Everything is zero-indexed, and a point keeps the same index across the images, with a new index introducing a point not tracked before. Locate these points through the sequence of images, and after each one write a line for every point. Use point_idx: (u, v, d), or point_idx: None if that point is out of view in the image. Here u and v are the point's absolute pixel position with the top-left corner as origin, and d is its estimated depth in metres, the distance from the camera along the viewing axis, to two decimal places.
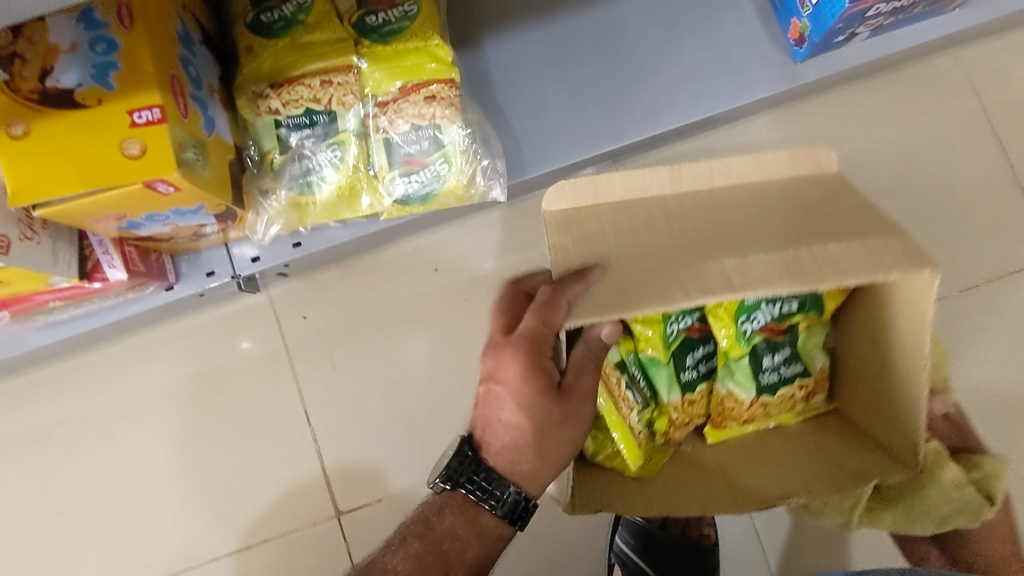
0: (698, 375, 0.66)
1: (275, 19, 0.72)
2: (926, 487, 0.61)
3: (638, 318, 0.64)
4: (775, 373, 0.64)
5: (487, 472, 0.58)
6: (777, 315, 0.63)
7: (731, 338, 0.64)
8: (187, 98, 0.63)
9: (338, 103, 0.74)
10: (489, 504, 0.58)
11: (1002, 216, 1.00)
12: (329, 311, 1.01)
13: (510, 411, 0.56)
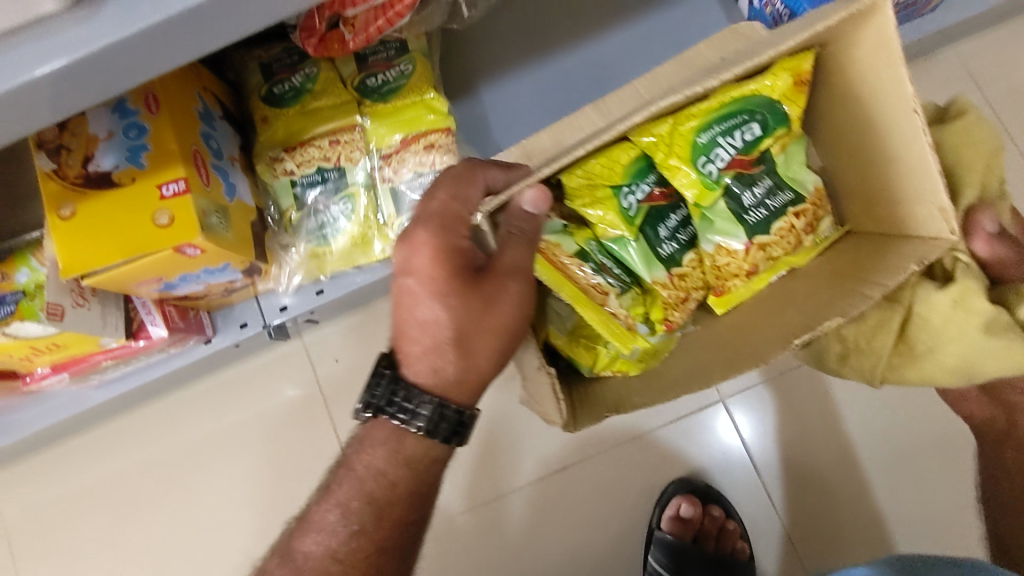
0: (678, 246, 0.66)
1: (286, 90, 0.80)
2: (947, 341, 0.61)
3: (584, 200, 0.63)
4: (760, 209, 0.65)
5: (405, 391, 0.57)
6: (741, 147, 0.62)
7: (699, 185, 0.63)
8: (209, 169, 0.70)
9: (346, 159, 0.80)
10: (410, 425, 0.58)
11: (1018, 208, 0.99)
12: (360, 353, 1.06)
13: (426, 307, 0.56)
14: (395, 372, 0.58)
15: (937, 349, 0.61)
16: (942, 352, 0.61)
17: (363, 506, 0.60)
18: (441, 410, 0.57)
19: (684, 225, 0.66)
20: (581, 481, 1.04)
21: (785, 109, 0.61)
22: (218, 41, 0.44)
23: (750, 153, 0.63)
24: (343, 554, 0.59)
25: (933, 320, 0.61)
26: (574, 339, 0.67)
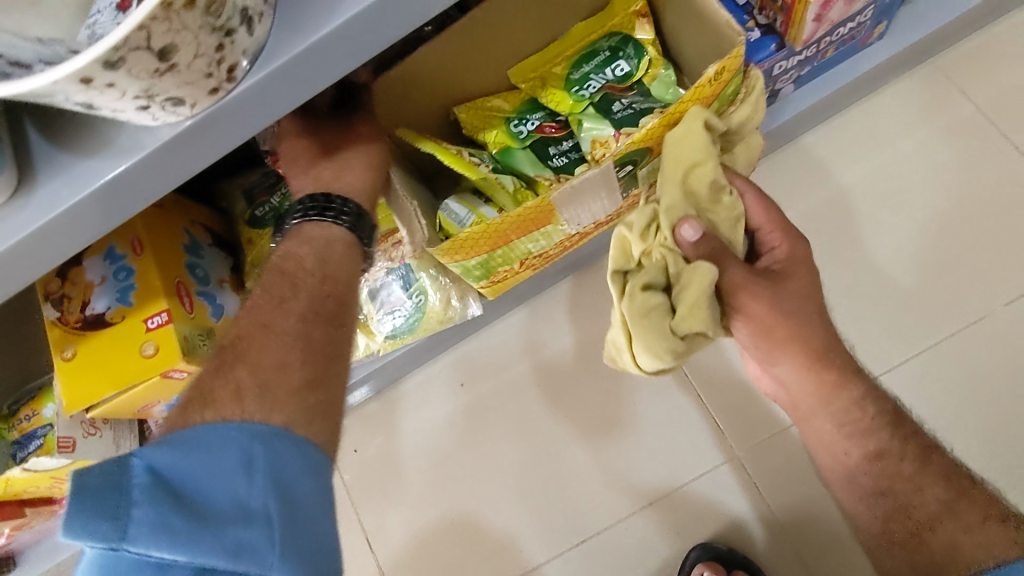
0: (568, 162, 0.83)
1: (266, 211, 0.86)
2: (643, 315, 0.66)
3: (485, 129, 0.84)
4: (626, 112, 0.82)
5: (316, 199, 0.63)
6: (614, 77, 0.82)
7: (574, 100, 0.83)
8: (192, 297, 0.77)
9: None
10: (326, 216, 0.63)
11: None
12: (375, 441, 1.09)
13: (305, 159, 0.69)
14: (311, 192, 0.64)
15: (643, 323, 0.66)
16: (648, 325, 0.66)
17: (287, 309, 0.54)
18: (354, 206, 0.64)
19: (573, 147, 0.83)
20: (599, 553, 1.01)
21: (640, 37, 0.82)
22: (137, 204, 0.50)
23: (621, 84, 0.83)
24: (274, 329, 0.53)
25: (643, 309, 0.66)
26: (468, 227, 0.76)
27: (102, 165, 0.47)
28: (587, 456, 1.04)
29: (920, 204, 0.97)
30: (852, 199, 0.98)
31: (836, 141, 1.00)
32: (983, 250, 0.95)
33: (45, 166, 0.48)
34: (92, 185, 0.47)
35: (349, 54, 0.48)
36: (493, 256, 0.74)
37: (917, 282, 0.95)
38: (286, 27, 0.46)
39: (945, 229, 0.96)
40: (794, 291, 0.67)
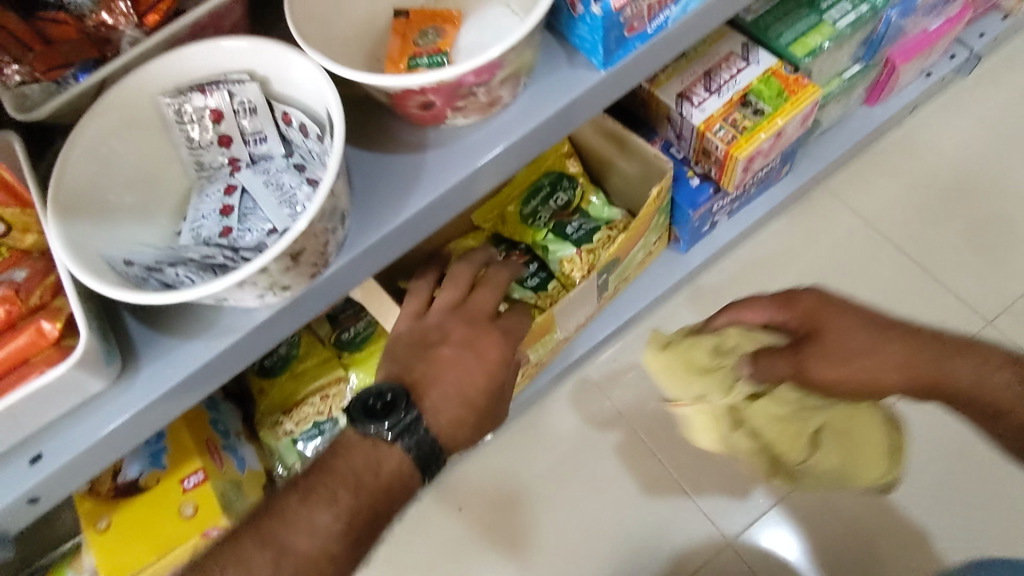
0: (541, 279, 0.95)
1: (275, 360, 0.93)
2: (758, 436, 0.68)
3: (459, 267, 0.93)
4: (580, 232, 0.94)
5: (415, 421, 0.65)
6: (558, 207, 0.96)
7: (530, 230, 0.95)
8: (220, 452, 0.80)
9: (338, 409, 0.91)
10: (409, 447, 0.64)
11: (925, 307, 1.13)
12: None
13: (461, 382, 0.68)
14: (418, 413, 0.65)
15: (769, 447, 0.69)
16: (768, 443, 0.68)
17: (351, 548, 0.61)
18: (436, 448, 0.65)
19: (541, 267, 0.95)
20: None
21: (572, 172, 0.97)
22: (216, 381, 0.55)
23: (565, 211, 0.96)
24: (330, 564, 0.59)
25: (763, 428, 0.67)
26: None
27: (200, 346, 0.54)
28: None
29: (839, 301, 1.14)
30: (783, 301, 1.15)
31: (761, 254, 1.18)
32: None
33: (148, 351, 0.54)
34: (193, 365, 0.53)
35: (412, 236, 0.58)
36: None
37: None
38: (364, 219, 0.56)
39: None
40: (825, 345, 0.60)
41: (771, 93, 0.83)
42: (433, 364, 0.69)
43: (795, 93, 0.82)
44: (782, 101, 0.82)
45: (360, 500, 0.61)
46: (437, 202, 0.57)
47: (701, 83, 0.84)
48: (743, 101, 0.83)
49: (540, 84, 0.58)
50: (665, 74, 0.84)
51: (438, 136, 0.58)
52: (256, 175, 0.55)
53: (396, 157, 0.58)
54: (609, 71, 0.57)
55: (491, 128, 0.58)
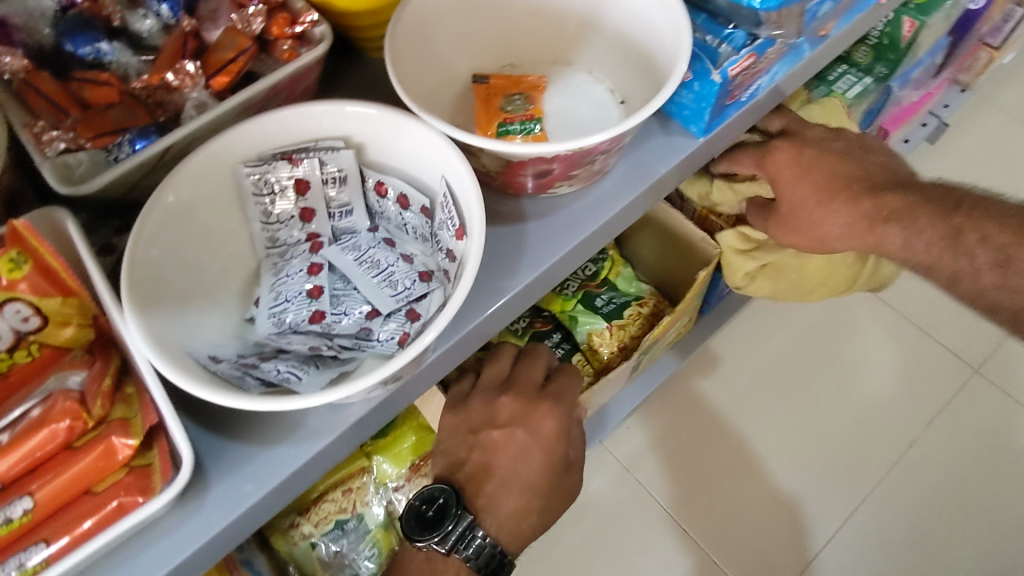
0: (566, 351, 0.91)
1: None
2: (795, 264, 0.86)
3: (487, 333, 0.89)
4: (609, 305, 0.91)
5: (466, 524, 0.63)
6: (587, 276, 0.94)
7: (560, 299, 0.92)
8: (238, 570, 0.69)
9: (361, 503, 0.81)
10: (465, 555, 0.63)
11: (920, 357, 1.16)
12: None
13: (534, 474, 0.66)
14: (473, 519, 0.63)
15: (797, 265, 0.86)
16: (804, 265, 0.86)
17: None
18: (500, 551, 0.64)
19: (564, 338, 0.91)
20: None
21: None
22: (298, 491, 0.46)
23: (593, 281, 0.94)
24: None
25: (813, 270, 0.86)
26: None
27: (284, 453, 0.45)
28: None
29: (841, 355, 1.17)
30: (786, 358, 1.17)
31: (761, 315, 1.21)
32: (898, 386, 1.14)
33: (218, 463, 0.44)
34: (278, 477, 0.44)
35: (510, 314, 0.53)
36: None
37: (859, 419, 1.11)
38: (464, 297, 0.50)
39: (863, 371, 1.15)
40: (790, 211, 0.69)
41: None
42: (486, 449, 0.66)
43: None
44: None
45: None
46: (541, 277, 0.52)
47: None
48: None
49: (637, 150, 0.56)
50: None
51: (535, 206, 0.54)
52: (345, 251, 0.49)
53: (492, 229, 0.53)
54: (706, 137, 0.56)
55: (592, 197, 0.54)
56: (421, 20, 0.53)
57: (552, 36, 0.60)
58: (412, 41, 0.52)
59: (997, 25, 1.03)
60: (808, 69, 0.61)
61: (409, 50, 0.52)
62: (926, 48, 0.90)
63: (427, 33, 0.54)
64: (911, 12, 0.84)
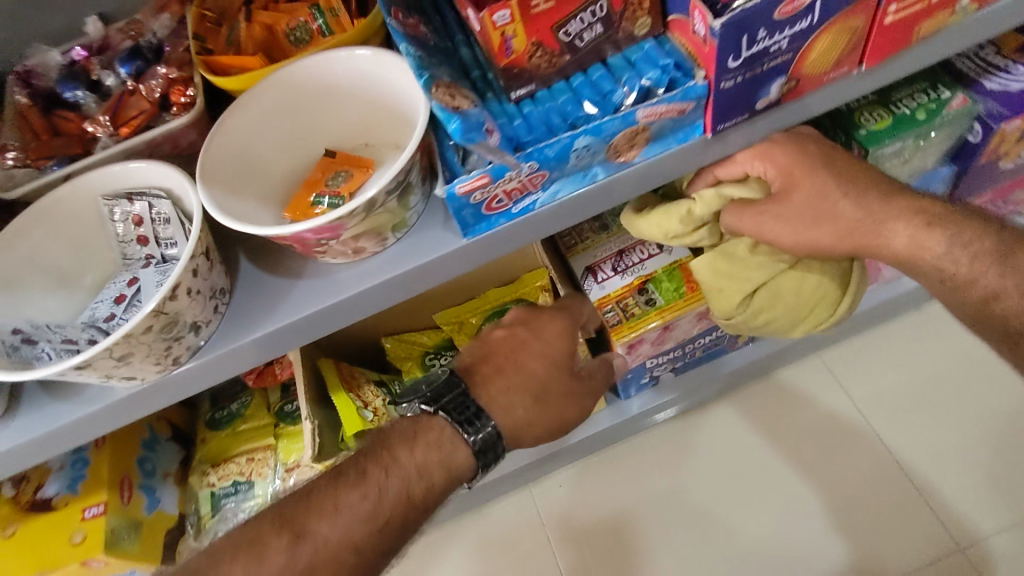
0: None
1: (224, 414, 1.04)
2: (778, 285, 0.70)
3: (405, 361, 1.01)
4: None
5: (468, 398, 0.62)
6: None
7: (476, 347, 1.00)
8: (132, 490, 0.90)
9: (257, 473, 0.98)
10: (464, 430, 0.60)
11: (893, 511, 1.03)
12: None
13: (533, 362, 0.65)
14: (469, 390, 0.63)
15: (774, 291, 0.70)
16: (780, 289, 0.70)
17: (352, 528, 0.56)
18: (493, 438, 0.61)
19: None
20: None
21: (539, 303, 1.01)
22: (77, 439, 0.63)
23: None
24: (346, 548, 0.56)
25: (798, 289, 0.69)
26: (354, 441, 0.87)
27: (63, 409, 0.62)
28: None
29: (802, 480, 1.07)
30: (741, 463, 1.10)
31: (733, 416, 1.14)
32: (857, 538, 1.02)
33: (26, 406, 0.63)
34: (53, 424, 0.61)
35: (274, 347, 0.65)
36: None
37: (788, 561, 1.02)
38: (228, 329, 0.63)
39: (819, 508, 1.05)
40: (806, 201, 0.62)
41: (671, 286, 0.85)
42: (485, 343, 0.67)
43: (693, 291, 0.84)
44: (680, 296, 0.85)
45: (392, 482, 0.58)
46: (293, 326, 0.63)
47: (611, 258, 0.86)
48: (642, 287, 0.85)
49: (415, 237, 0.64)
50: (582, 246, 0.88)
51: (314, 267, 0.65)
52: (156, 273, 0.64)
53: (274, 279, 0.65)
54: (470, 238, 0.62)
55: (364, 267, 0.64)
56: (238, 143, 0.63)
57: (394, 130, 0.68)
58: (235, 156, 0.63)
59: None
60: (610, 190, 0.63)
61: (226, 172, 0.62)
62: (902, 179, 0.81)
63: (244, 152, 0.63)
64: (857, 139, 0.75)
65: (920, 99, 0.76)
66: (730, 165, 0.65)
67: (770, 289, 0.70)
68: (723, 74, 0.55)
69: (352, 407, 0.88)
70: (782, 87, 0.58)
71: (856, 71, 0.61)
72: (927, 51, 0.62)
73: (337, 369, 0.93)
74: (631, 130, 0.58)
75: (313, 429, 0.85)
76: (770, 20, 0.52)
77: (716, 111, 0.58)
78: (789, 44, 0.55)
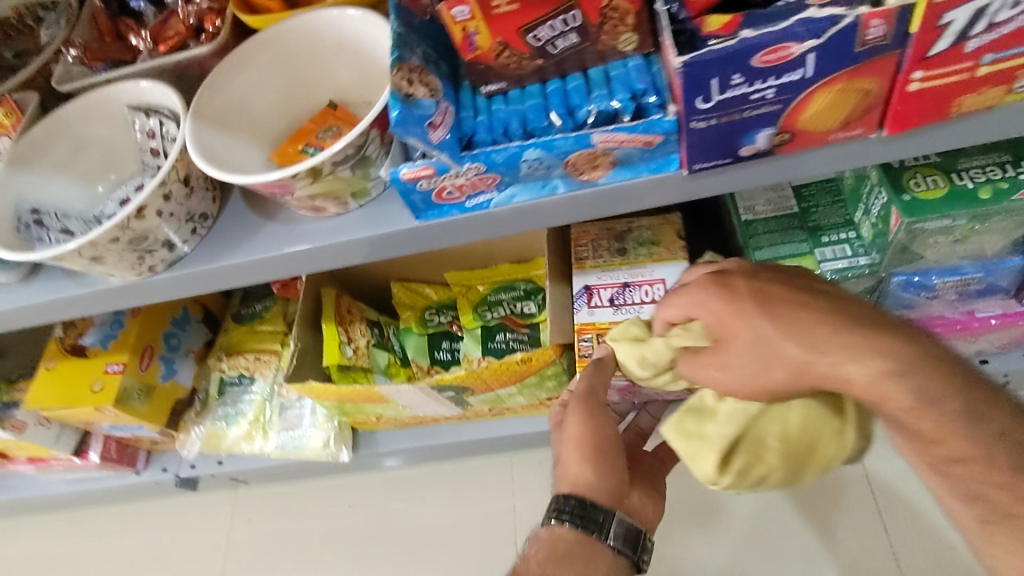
0: (452, 358, 1.01)
1: (249, 312, 1.14)
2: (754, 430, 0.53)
3: (407, 311, 1.04)
4: (506, 343, 0.99)
5: (587, 502, 0.61)
6: (516, 312, 1.02)
7: (475, 318, 1.02)
8: (152, 359, 1.03)
9: (259, 372, 1.08)
10: (602, 533, 0.61)
11: None
12: (267, 519, 1.30)
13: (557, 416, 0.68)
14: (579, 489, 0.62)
15: (755, 439, 0.54)
16: (758, 434, 0.53)
17: None
18: (631, 532, 0.62)
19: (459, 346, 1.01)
20: None
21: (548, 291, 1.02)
22: (75, 312, 0.73)
23: (520, 318, 1.01)
24: None
25: (777, 429, 0.53)
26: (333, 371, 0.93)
27: (64, 284, 0.71)
28: None
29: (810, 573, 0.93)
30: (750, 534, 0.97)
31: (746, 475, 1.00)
32: None
33: (41, 272, 0.73)
34: (54, 295, 0.71)
35: (240, 279, 0.69)
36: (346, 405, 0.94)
37: None
38: (203, 252, 0.69)
39: None
40: (745, 345, 0.48)
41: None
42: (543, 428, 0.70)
43: None
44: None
45: None
46: (254, 264, 0.67)
47: (613, 288, 0.79)
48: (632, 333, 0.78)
49: (376, 207, 0.65)
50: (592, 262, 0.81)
51: (285, 214, 0.68)
52: None
53: (252, 216, 0.69)
54: (422, 222, 0.62)
55: (327, 224, 0.66)
56: (239, 94, 0.68)
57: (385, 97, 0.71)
58: (235, 104, 0.68)
59: None
60: (573, 206, 0.60)
61: (215, 110, 0.66)
62: (949, 259, 0.71)
63: (245, 103, 0.69)
64: (896, 204, 0.66)
65: (992, 174, 0.65)
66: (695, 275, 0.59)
67: (752, 434, 0.53)
68: (692, 114, 0.50)
69: (336, 340, 0.93)
70: (770, 137, 0.52)
71: (873, 137, 0.53)
72: (970, 128, 0.52)
73: (332, 299, 0.98)
74: (590, 152, 0.54)
75: (295, 345, 0.91)
76: (745, 66, 0.46)
77: (688, 150, 0.53)
78: (776, 95, 0.49)
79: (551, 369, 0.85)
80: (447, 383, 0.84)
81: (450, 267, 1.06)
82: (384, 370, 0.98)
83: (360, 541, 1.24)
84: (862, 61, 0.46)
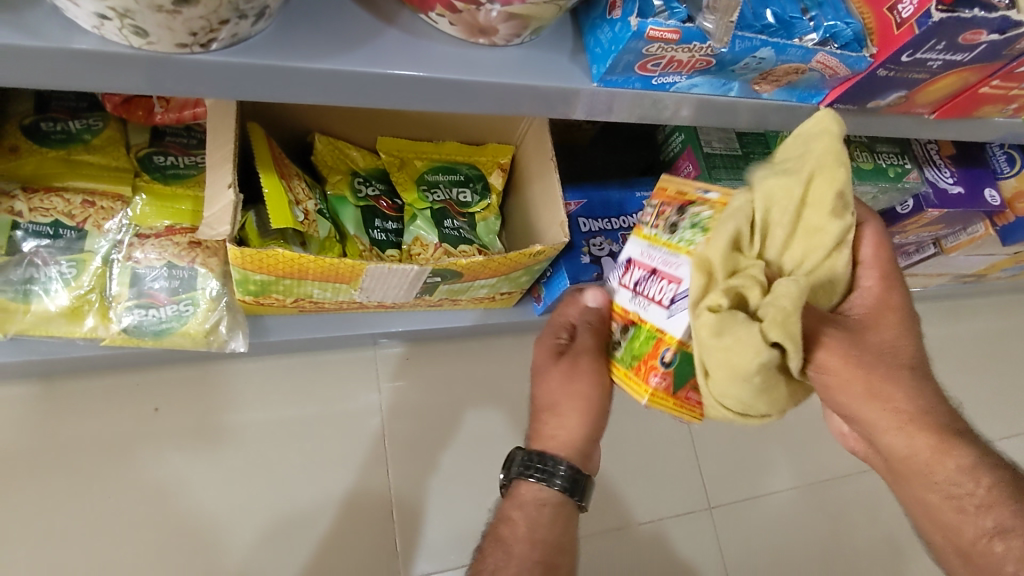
0: (387, 240, 0.87)
1: (56, 130, 0.74)
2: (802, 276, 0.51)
3: (333, 177, 0.86)
4: (455, 232, 0.88)
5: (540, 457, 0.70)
6: (455, 199, 0.91)
7: (416, 199, 0.89)
8: None
9: (94, 224, 0.74)
10: (552, 482, 0.70)
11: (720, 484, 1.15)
12: (8, 431, 0.91)
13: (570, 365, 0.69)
14: (546, 456, 0.70)
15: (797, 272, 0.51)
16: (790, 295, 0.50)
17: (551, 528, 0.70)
18: (576, 475, 0.70)
19: (395, 229, 0.88)
20: None
21: (491, 179, 0.92)
22: None
23: (459, 207, 0.91)
24: (543, 531, 0.69)
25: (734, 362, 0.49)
26: (272, 243, 0.75)
27: None
28: (258, 517, 0.95)
29: (670, 447, 1.15)
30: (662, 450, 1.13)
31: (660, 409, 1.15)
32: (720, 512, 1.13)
33: None
34: None
35: (323, 95, 0.49)
36: (278, 281, 0.74)
37: (664, 534, 1.09)
38: (280, 40, 0.46)
39: (679, 478, 1.13)
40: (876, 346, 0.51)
41: (635, 350, 0.64)
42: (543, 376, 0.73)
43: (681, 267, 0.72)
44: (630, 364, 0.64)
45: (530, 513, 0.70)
46: (369, 79, 0.48)
47: (643, 270, 0.64)
48: (626, 325, 0.65)
49: (535, 52, 0.54)
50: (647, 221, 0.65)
51: (410, 22, 0.50)
52: None
53: (353, 9, 0.49)
54: (599, 86, 0.55)
55: (472, 52, 0.51)
56: None
57: None
58: None
59: (908, 249, 1.13)
60: (724, 110, 0.62)
61: None
62: None
63: None
64: (848, 167, 0.87)
65: (893, 161, 0.91)
66: (865, 251, 0.56)
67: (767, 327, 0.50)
68: (889, 62, 0.58)
69: (284, 198, 0.72)
70: (894, 96, 0.64)
71: (927, 117, 0.72)
72: (960, 128, 0.76)
73: (256, 136, 0.73)
74: (795, 66, 0.57)
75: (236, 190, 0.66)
76: (953, 39, 0.57)
77: (850, 88, 0.61)
78: (936, 67, 0.60)
79: (535, 266, 0.84)
80: (446, 268, 0.76)
81: (384, 130, 0.90)
82: (326, 245, 0.80)
83: (173, 452, 0.95)
84: (989, 60, 0.62)
